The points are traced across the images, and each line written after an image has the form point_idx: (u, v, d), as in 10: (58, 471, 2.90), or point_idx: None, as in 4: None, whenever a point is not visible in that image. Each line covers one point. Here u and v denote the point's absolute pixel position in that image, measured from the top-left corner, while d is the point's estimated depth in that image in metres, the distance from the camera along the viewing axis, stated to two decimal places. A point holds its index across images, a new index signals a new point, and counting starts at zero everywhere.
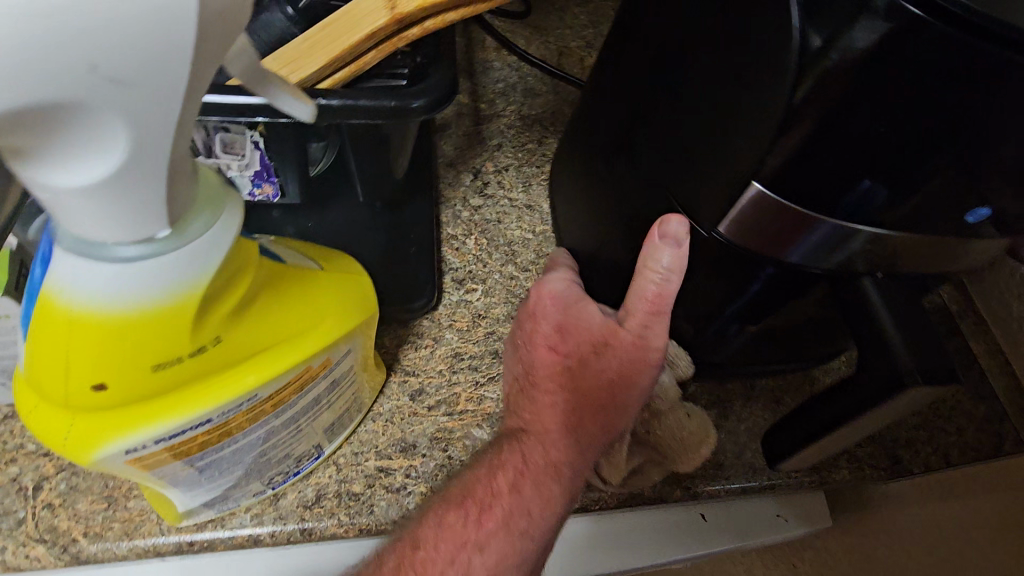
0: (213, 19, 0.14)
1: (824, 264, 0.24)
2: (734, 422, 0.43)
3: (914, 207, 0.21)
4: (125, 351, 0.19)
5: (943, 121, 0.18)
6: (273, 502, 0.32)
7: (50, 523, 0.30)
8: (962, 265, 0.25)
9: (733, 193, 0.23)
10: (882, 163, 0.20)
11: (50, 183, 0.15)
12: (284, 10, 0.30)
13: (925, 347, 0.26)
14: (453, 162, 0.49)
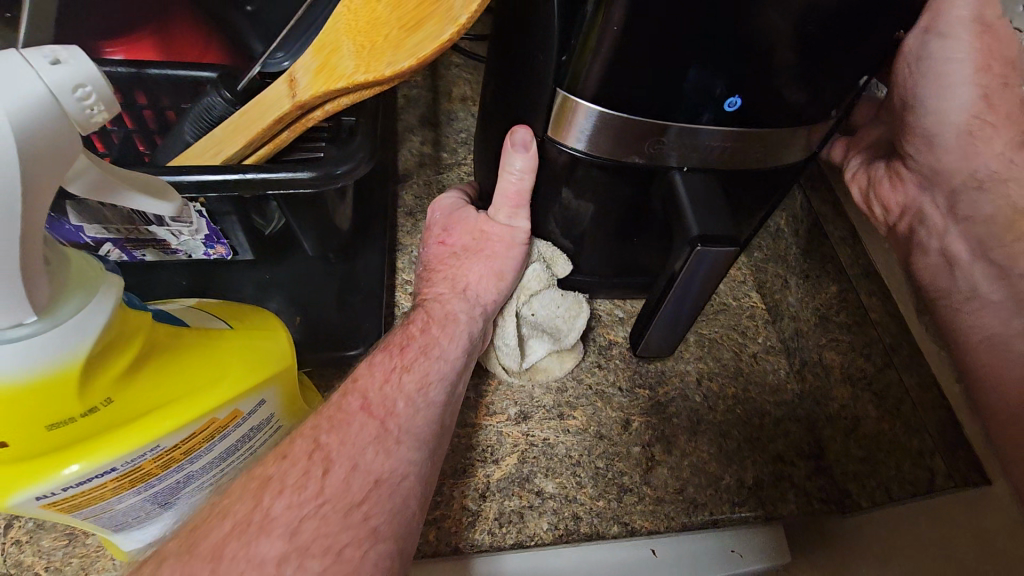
0: (30, 146, 0.18)
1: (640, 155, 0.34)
2: (677, 457, 0.44)
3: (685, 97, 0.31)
4: (17, 417, 0.21)
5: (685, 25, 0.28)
6: None
7: (17, 558, 0.33)
8: (748, 156, 0.35)
9: (564, 105, 0.32)
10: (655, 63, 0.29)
11: None
12: (223, 94, 0.34)
13: (715, 220, 0.34)
14: (413, 210, 0.52)
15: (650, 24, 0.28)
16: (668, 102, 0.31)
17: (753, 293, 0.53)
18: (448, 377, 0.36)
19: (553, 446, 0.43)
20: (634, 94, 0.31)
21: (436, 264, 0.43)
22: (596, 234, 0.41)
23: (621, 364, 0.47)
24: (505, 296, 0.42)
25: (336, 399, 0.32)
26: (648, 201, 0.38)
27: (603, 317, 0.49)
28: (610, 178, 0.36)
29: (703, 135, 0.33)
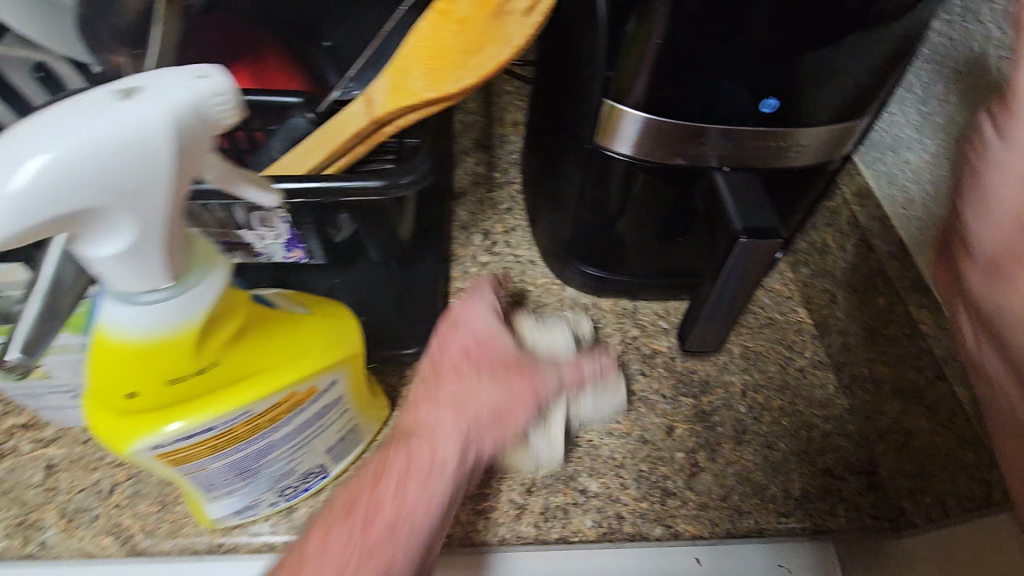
0: (192, 127, 0.19)
1: (682, 153, 0.38)
2: (722, 464, 0.44)
3: (719, 101, 0.35)
4: (144, 371, 0.25)
5: (714, 36, 0.32)
6: (287, 513, 0.39)
7: (117, 519, 0.38)
8: (780, 154, 0.38)
9: (610, 114, 0.37)
10: (691, 73, 0.34)
11: (92, 255, 0.20)
12: (306, 116, 0.40)
13: (756, 213, 0.37)
14: (466, 225, 0.56)
15: (686, 35, 0.32)
16: (705, 104, 0.35)
17: (799, 309, 0.54)
18: (433, 506, 0.33)
19: (597, 448, 0.44)
20: (672, 99, 0.35)
21: (445, 367, 0.38)
22: (642, 232, 0.45)
23: (665, 373, 0.48)
24: (546, 397, 0.37)
25: (343, 498, 0.32)
26: (691, 199, 0.42)
27: (647, 327, 0.51)
28: (654, 178, 0.40)
29: (738, 135, 0.37)
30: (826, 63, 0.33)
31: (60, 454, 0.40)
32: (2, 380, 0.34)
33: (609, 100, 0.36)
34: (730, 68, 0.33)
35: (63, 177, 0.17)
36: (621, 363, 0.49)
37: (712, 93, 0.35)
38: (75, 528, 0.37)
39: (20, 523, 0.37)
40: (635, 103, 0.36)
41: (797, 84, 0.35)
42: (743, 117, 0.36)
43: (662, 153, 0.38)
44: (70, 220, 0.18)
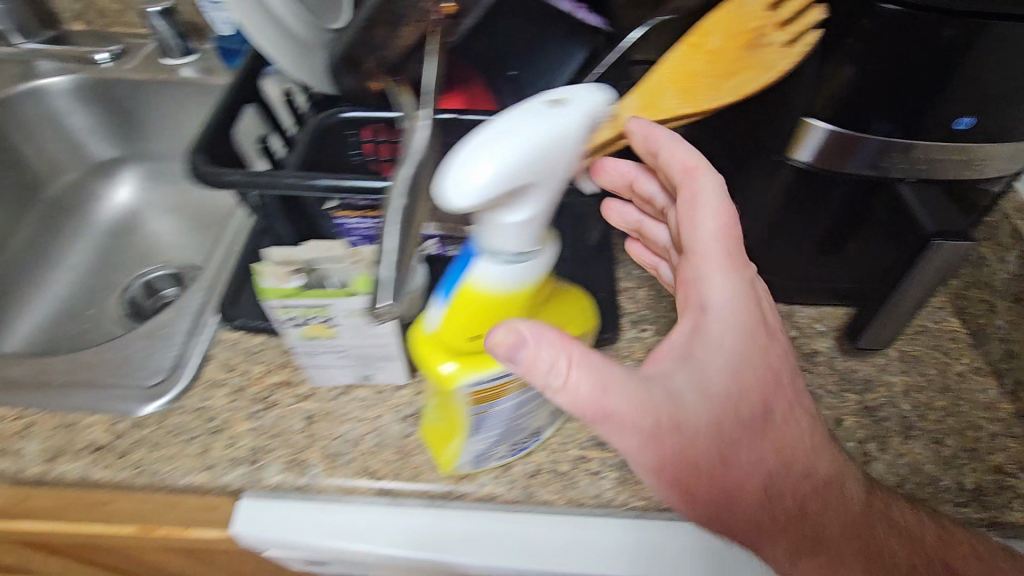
0: (590, 123, 0.26)
1: (870, 165, 0.42)
2: (892, 455, 0.47)
3: (916, 118, 0.40)
4: (493, 317, 0.31)
5: (923, 61, 0.37)
6: (506, 468, 0.45)
7: (368, 463, 0.45)
8: (968, 168, 0.42)
9: (807, 129, 0.42)
10: (894, 92, 0.39)
11: (497, 223, 0.27)
12: None
13: (946, 218, 0.41)
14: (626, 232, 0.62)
15: (895, 57, 0.37)
16: (902, 119, 0.40)
17: (952, 319, 0.56)
18: None
19: None
20: (871, 114, 0.40)
21: None
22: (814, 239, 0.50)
23: (826, 370, 0.52)
24: None
25: None
26: (873, 210, 0.46)
27: (805, 328, 0.55)
28: (838, 187, 0.45)
29: (930, 149, 0.41)
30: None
31: (315, 407, 0.48)
32: (299, 338, 0.42)
33: (807, 117, 0.41)
34: (933, 87, 0.38)
35: (523, 158, 0.24)
36: None
37: (911, 110, 0.39)
38: (336, 467, 0.45)
39: (292, 459, 0.45)
40: (833, 118, 0.41)
41: (995, 104, 0.38)
42: (936, 134, 0.40)
43: (852, 164, 0.43)
44: (510, 192, 0.25)
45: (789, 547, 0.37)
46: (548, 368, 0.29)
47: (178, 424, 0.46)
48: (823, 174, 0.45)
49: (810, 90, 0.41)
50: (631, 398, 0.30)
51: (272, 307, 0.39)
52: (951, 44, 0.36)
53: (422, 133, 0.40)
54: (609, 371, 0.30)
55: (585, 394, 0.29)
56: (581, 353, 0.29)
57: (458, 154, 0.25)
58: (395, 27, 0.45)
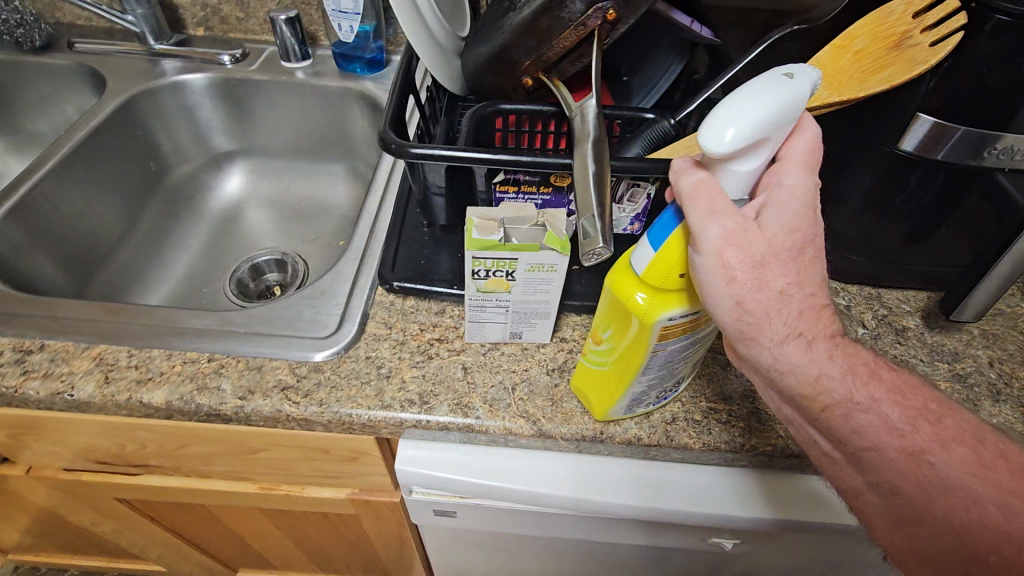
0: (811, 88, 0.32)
1: (968, 156, 0.49)
2: (985, 415, 0.53)
3: (1017, 113, 0.45)
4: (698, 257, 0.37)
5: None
6: (646, 416, 0.51)
7: (525, 408, 0.51)
8: None
9: (913, 122, 0.49)
10: (997, 91, 0.45)
11: (730, 167, 0.34)
12: (669, 122, 0.55)
13: None
14: None
15: (1000, 59, 0.44)
16: (1004, 114, 0.46)
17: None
18: None
19: None
20: (975, 111, 0.46)
21: None
22: (909, 225, 0.56)
23: (918, 343, 0.58)
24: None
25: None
26: (967, 202, 0.52)
27: (894, 308, 0.61)
28: (937, 177, 0.52)
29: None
30: None
31: (470, 360, 0.54)
32: (476, 290, 0.49)
33: (920, 113, 0.48)
34: None
35: (769, 118, 0.31)
36: (879, 333, 0.59)
37: (1014, 107, 0.45)
38: (497, 411, 0.50)
39: (457, 403, 0.51)
40: (939, 112, 0.47)
41: None
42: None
43: (951, 154, 0.49)
44: (753, 145, 0.32)
45: (789, 341, 0.35)
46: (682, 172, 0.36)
47: (352, 370, 0.52)
48: (924, 165, 0.51)
49: (918, 89, 0.48)
50: (716, 192, 0.34)
51: (468, 257, 0.46)
52: None
53: (591, 118, 0.48)
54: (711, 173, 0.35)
55: (691, 182, 0.35)
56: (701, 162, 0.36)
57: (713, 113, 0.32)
58: (556, 32, 0.53)
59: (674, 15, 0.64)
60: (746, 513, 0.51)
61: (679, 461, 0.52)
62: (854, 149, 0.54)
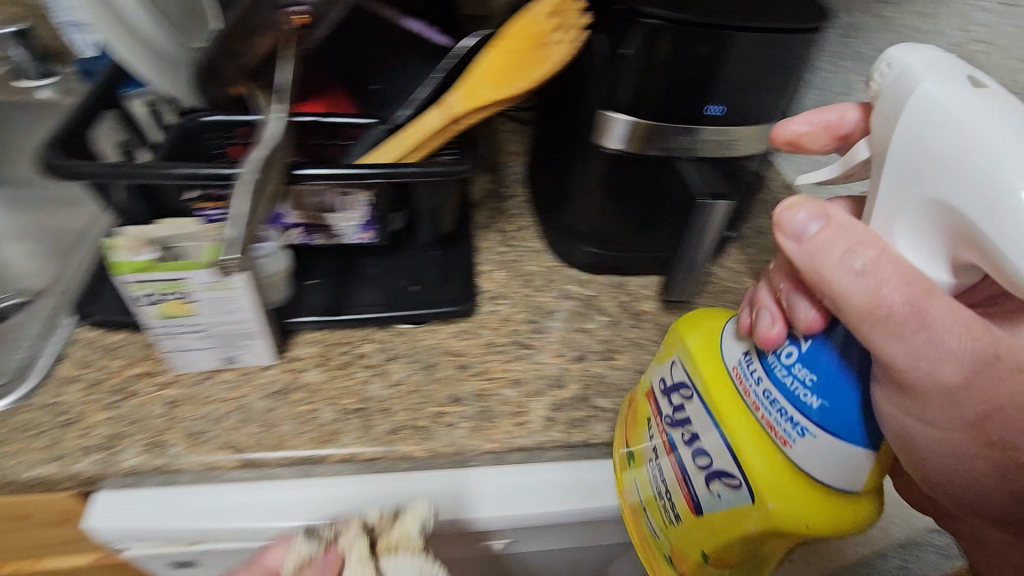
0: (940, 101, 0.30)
1: (649, 144, 0.55)
2: None
3: (673, 107, 0.53)
4: None
5: (666, 63, 0.50)
6: (368, 430, 0.49)
7: (232, 439, 0.47)
8: (718, 147, 0.56)
9: (599, 115, 0.55)
10: (652, 88, 0.52)
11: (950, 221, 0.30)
12: (384, 127, 0.55)
13: (714, 184, 0.53)
14: (485, 226, 0.70)
15: (647, 59, 0.50)
16: (665, 107, 0.53)
17: (748, 279, 0.69)
18: None
19: (605, 376, 0.56)
20: (642, 105, 0.53)
21: None
22: (627, 215, 0.61)
23: (652, 325, 0.62)
24: None
25: None
26: (667, 187, 0.58)
27: (636, 294, 0.65)
28: (636, 168, 0.57)
29: (687, 130, 0.54)
30: (737, 79, 0.52)
31: (177, 393, 0.49)
32: (157, 318, 0.44)
33: (606, 110, 0.54)
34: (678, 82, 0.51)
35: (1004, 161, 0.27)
36: (617, 319, 0.62)
37: (670, 101, 0.53)
38: (197, 445, 0.46)
39: (150, 442, 0.46)
40: (615, 108, 0.54)
41: (723, 95, 0.53)
42: (682, 116, 0.54)
43: (635, 145, 0.55)
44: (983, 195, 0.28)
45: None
46: (852, 262, 0.32)
47: (23, 422, 0.46)
48: (620, 157, 0.57)
49: (598, 87, 0.54)
50: (945, 301, 0.31)
51: (125, 282, 0.41)
52: (679, 50, 0.50)
53: (275, 124, 0.45)
54: (892, 290, 0.31)
55: (899, 300, 0.31)
56: (857, 244, 0.32)
57: (979, 197, 0.27)
58: (245, 39, 0.50)
59: (409, 24, 0.64)
60: (489, 514, 0.50)
61: (412, 472, 0.50)
62: None
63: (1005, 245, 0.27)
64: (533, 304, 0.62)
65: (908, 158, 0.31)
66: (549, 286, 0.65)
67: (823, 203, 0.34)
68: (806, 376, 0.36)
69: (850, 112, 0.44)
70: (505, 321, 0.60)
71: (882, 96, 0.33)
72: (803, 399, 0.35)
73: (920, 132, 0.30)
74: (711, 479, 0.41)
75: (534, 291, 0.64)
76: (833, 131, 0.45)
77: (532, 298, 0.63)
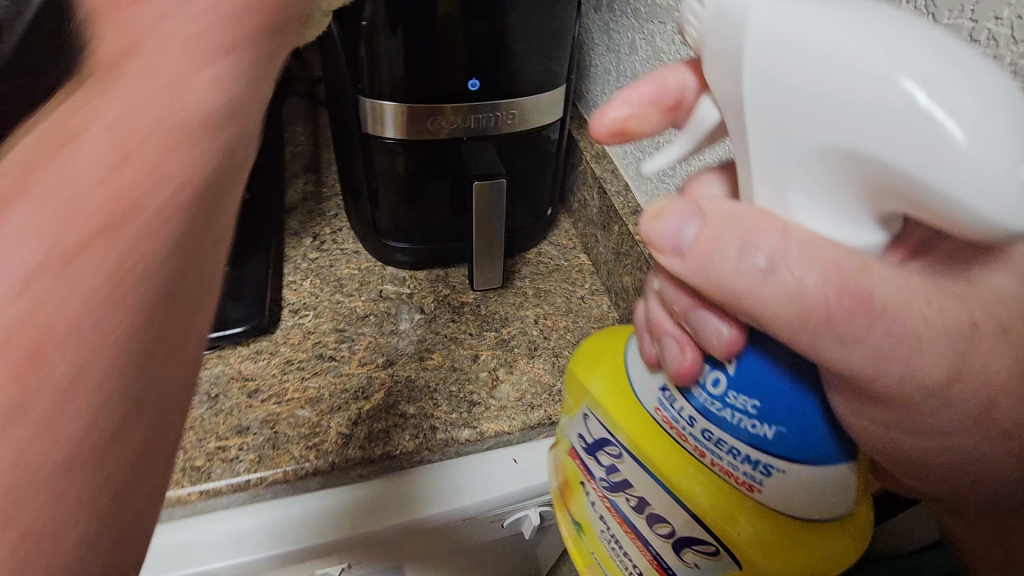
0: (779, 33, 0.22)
1: (421, 128, 0.51)
2: (519, 374, 0.55)
3: (435, 86, 0.49)
4: None
5: (410, 40, 0.46)
6: None
7: None
8: (500, 123, 0.52)
9: (358, 103, 0.50)
10: (404, 69, 0.47)
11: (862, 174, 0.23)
12: None
13: (484, 163, 0.51)
14: (297, 231, 0.65)
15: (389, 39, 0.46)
16: (425, 88, 0.49)
17: (581, 254, 0.67)
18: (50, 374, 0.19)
19: (413, 380, 0.53)
20: (400, 88, 0.48)
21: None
22: (426, 204, 0.57)
23: (471, 317, 0.59)
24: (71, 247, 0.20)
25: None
26: (456, 172, 0.54)
27: (458, 285, 0.62)
28: (417, 154, 0.53)
29: (458, 109, 0.50)
30: (499, 50, 0.48)
31: None
32: None
33: (363, 96, 0.49)
34: (432, 60, 0.47)
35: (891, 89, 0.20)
36: (434, 315, 0.59)
37: (429, 81, 0.48)
38: None
39: None
40: (371, 94, 0.49)
41: (488, 69, 0.49)
42: (453, 95, 0.49)
43: (406, 131, 0.51)
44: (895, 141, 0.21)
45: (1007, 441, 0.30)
46: (753, 261, 0.26)
47: None
48: (396, 146, 0.53)
49: (352, 72, 0.49)
50: (888, 275, 0.25)
51: None
52: (421, 24, 0.45)
53: None
54: (851, 282, 0.25)
55: (866, 285, 0.25)
56: (743, 228, 0.27)
57: (904, 150, 0.20)
58: None
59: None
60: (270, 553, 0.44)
61: (190, 514, 0.45)
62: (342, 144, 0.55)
63: (955, 201, 0.20)
64: (342, 311, 0.58)
65: (779, 118, 0.24)
66: (363, 289, 0.60)
67: (689, 202, 0.30)
68: (746, 404, 0.32)
69: (677, 74, 0.34)
70: (308, 334, 0.55)
71: (706, 45, 0.25)
72: (755, 433, 0.32)
73: (785, 81, 0.23)
74: (683, 547, 0.40)
75: (345, 297, 0.59)
76: (659, 102, 0.34)
77: (342, 306, 0.59)
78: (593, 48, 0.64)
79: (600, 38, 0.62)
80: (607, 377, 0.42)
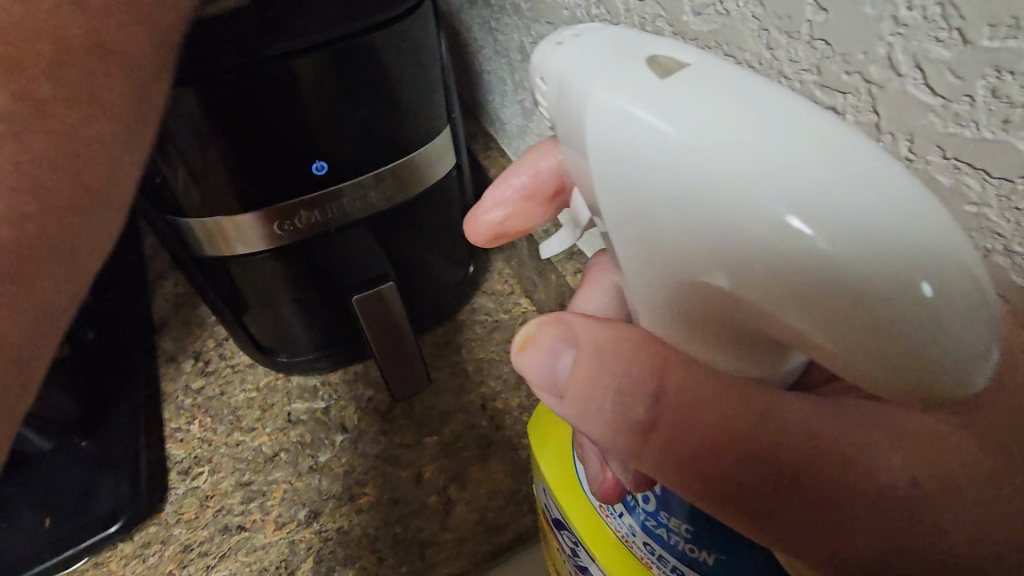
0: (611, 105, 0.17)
1: (272, 236, 0.39)
2: (474, 487, 0.45)
3: (271, 180, 0.37)
4: None
5: (215, 133, 0.34)
6: None
7: None
8: (373, 199, 0.41)
9: (181, 221, 0.38)
10: (220, 171, 0.35)
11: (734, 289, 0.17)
12: None
13: (360, 267, 0.44)
14: (173, 355, 0.52)
15: (186, 139, 0.33)
16: (258, 185, 0.37)
17: (523, 299, 0.56)
18: None
19: (348, 532, 0.43)
20: (225, 195, 0.36)
21: None
22: (311, 307, 0.45)
23: (405, 423, 0.49)
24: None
25: None
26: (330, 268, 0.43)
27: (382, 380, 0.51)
28: (280, 260, 0.41)
29: (312, 199, 0.38)
30: (344, 115, 0.36)
31: None
32: None
33: (183, 215, 0.38)
34: (256, 151, 0.35)
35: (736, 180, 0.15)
36: (360, 431, 0.48)
37: (260, 176, 0.36)
38: None
39: None
40: (193, 211, 0.37)
41: (335, 143, 0.37)
42: (302, 185, 0.37)
43: (253, 244, 0.39)
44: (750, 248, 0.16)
45: None
46: (633, 414, 0.20)
47: None
48: (248, 258, 0.40)
49: (156, 182, 0.36)
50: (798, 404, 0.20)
51: None
52: (222, 111, 0.33)
53: None
54: (738, 437, 0.19)
55: (764, 441, 0.19)
56: (614, 368, 0.20)
57: (764, 267, 0.16)
58: None
59: None
60: None
61: None
62: (183, 265, 0.42)
63: (838, 323, 0.16)
64: (244, 456, 0.47)
65: (634, 222, 0.18)
66: (266, 416, 0.49)
67: (563, 319, 0.22)
68: (679, 525, 0.27)
69: (545, 157, 0.27)
70: (206, 501, 0.45)
71: (559, 127, 0.20)
72: (692, 556, 0.27)
73: (631, 179, 0.17)
74: None
75: (245, 435, 0.48)
76: (537, 195, 0.28)
77: (244, 447, 0.47)
78: (480, 51, 0.51)
79: (485, 37, 0.49)
80: (558, 455, 0.35)
